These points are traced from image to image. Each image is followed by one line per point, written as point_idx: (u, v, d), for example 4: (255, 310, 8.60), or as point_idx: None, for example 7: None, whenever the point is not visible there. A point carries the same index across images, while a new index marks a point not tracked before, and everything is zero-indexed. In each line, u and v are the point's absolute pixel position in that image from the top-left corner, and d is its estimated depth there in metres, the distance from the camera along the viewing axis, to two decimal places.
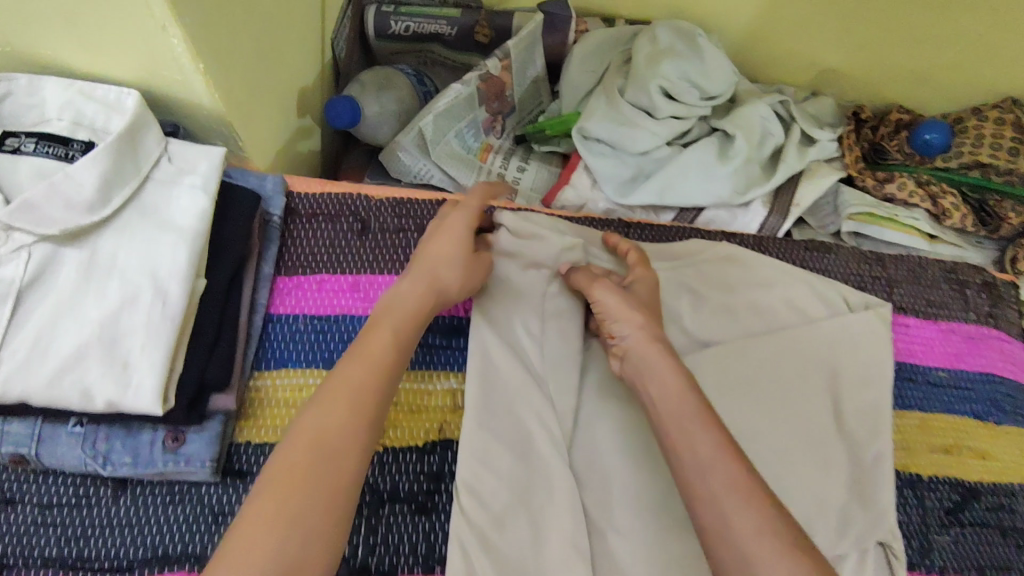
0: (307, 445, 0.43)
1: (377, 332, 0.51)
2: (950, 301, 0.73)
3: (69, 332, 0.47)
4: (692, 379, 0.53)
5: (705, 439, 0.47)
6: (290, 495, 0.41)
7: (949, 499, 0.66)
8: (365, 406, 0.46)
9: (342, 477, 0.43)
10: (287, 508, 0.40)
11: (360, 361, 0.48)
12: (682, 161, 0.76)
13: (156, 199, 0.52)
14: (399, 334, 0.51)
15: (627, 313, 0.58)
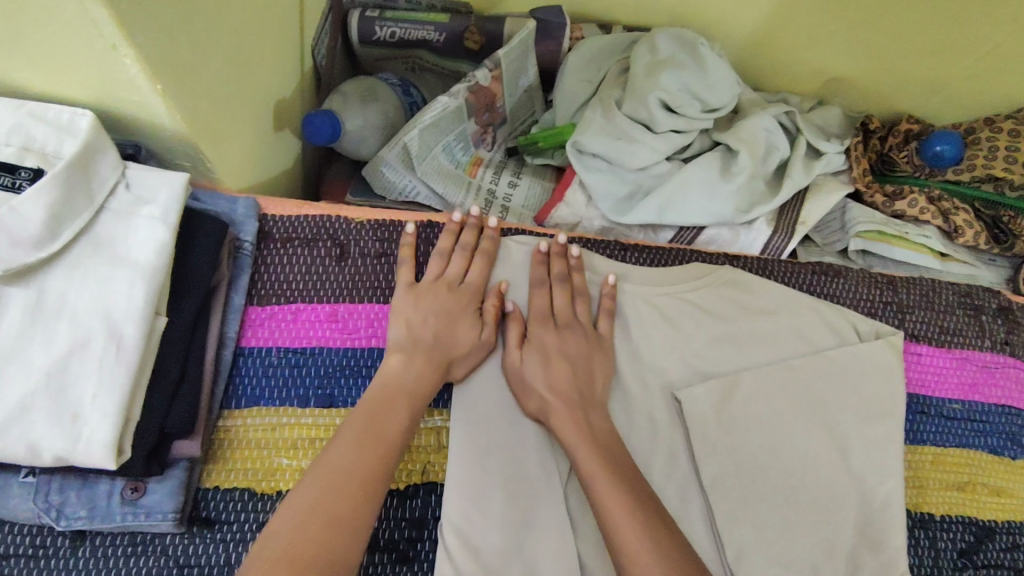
0: (331, 483, 0.46)
1: (393, 408, 0.52)
2: (965, 327, 0.69)
3: (14, 380, 0.43)
4: (575, 403, 0.55)
5: (606, 482, 0.50)
6: (323, 526, 0.44)
7: (962, 539, 0.63)
8: (376, 483, 0.48)
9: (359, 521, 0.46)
10: (321, 531, 0.44)
11: (373, 446, 0.49)
12: (682, 178, 0.72)
13: (111, 232, 0.48)
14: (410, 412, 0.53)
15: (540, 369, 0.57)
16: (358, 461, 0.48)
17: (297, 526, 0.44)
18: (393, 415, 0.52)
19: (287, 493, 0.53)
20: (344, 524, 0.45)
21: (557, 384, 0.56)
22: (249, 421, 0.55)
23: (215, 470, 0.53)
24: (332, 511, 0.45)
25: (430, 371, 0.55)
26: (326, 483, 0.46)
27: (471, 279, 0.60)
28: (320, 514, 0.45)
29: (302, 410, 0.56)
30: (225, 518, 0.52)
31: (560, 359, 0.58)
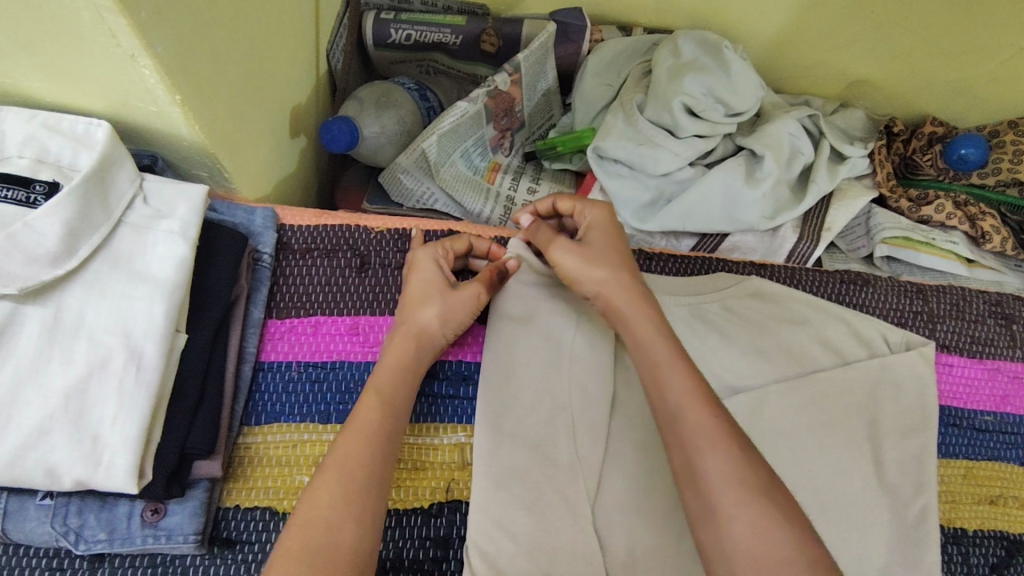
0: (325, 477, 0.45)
1: (363, 402, 0.49)
2: (996, 337, 0.67)
3: (30, 402, 0.42)
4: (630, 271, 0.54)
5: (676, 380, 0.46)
6: (306, 524, 0.42)
7: (995, 555, 0.61)
8: (349, 484, 0.45)
9: (338, 530, 0.43)
10: (305, 525, 0.42)
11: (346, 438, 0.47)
12: (706, 184, 0.71)
13: (129, 247, 0.46)
14: (384, 400, 0.49)
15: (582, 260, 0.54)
16: (368, 415, 0.48)
17: (326, 474, 0.45)
18: (363, 410, 0.49)
19: None
20: (365, 467, 0.46)
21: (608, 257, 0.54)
22: (270, 438, 0.54)
23: (235, 488, 0.52)
24: (359, 455, 0.46)
25: (405, 347, 0.53)
26: (345, 437, 0.47)
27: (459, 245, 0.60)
28: (345, 462, 0.45)
29: (324, 426, 0.54)
30: (245, 538, 0.51)
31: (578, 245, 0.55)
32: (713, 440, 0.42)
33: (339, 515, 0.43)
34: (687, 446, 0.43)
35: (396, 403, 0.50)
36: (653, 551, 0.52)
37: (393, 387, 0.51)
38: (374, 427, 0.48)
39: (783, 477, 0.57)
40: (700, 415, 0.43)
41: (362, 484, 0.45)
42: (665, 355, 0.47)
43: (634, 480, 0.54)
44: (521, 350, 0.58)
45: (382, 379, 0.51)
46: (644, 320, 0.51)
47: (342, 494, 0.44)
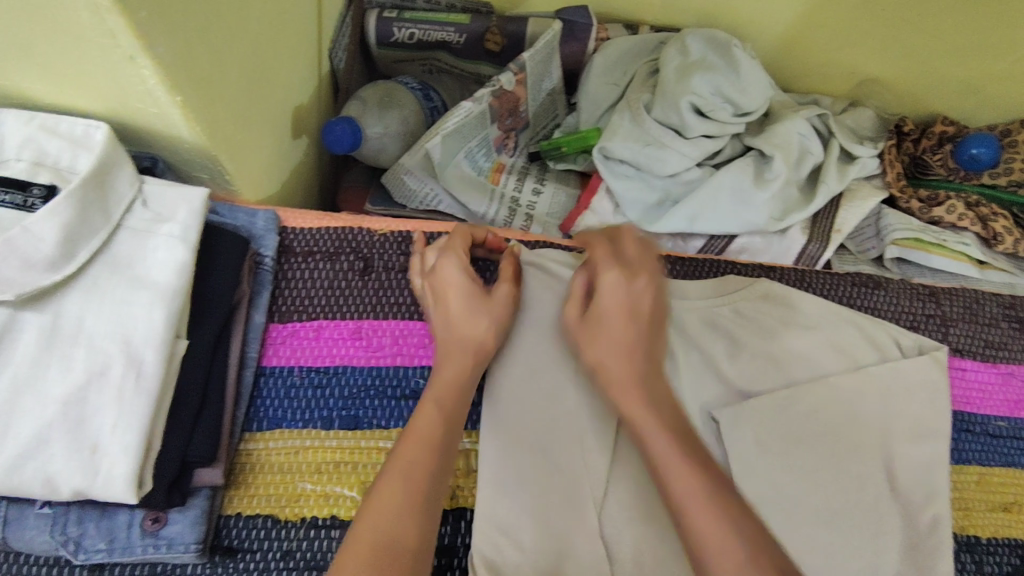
0: (396, 484, 0.45)
1: (423, 409, 0.50)
2: (1010, 341, 0.65)
3: (30, 411, 0.41)
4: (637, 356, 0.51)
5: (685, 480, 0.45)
6: (378, 535, 0.43)
7: (1009, 563, 0.59)
8: (417, 489, 0.46)
9: (406, 534, 0.44)
10: (378, 532, 0.43)
11: (412, 446, 0.47)
12: (714, 184, 0.70)
13: (128, 252, 0.45)
14: (444, 408, 0.50)
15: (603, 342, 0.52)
16: (426, 424, 0.49)
17: (389, 482, 0.45)
18: (426, 418, 0.49)
19: (312, 520, 0.51)
20: (425, 473, 0.46)
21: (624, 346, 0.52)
22: (272, 444, 0.53)
23: (237, 495, 0.51)
24: (422, 464, 0.47)
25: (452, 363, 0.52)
26: (409, 444, 0.48)
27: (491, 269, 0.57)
28: (409, 470, 0.46)
29: (327, 433, 0.54)
30: (247, 546, 0.50)
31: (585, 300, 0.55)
32: (719, 537, 0.42)
33: (407, 517, 0.44)
34: (695, 544, 0.43)
35: (455, 412, 0.51)
36: (660, 560, 0.51)
37: (451, 394, 0.51)
38: (435, 434, 0.49)
39: (791, 483, 0.57)
40: (705, 512, 0.43)
41: (426, 491, 0.46)
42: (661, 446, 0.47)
43: (641, 487, 0.53)
44: (528, 356, 0.57)
45: (440, 387, 0.51)
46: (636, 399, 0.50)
47: (406, 501, 0.45)
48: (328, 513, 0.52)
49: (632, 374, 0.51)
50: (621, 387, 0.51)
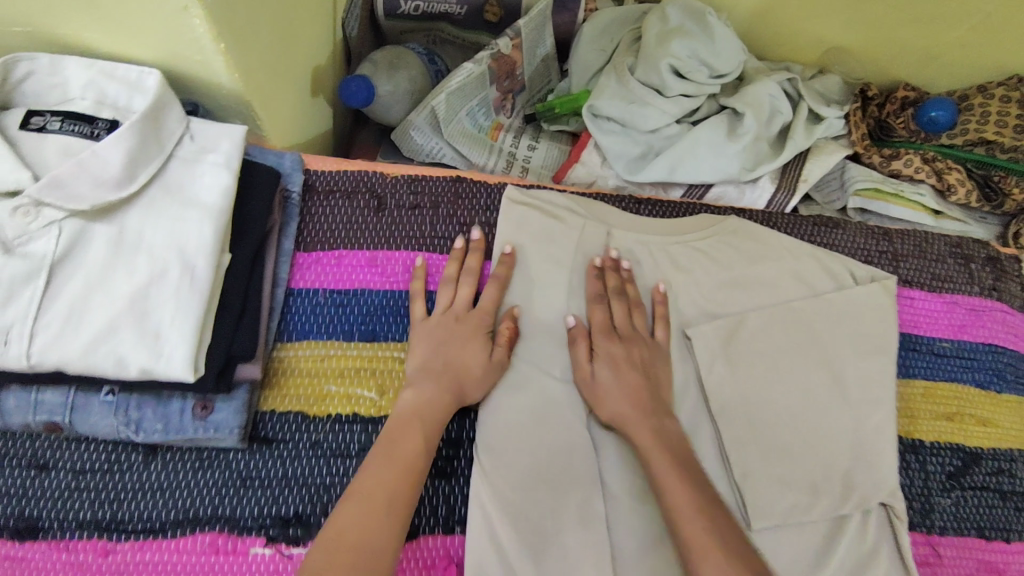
0: (368, 493, 0.50)
1: (403, 429, 0.55)
2: (955, 274, 0.73)
3: (101, 304, 0.48)
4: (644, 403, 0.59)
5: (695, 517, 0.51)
6: (352, 547, 0.47)
7: (951, 463, 0.67)
8: (385, 499, 0.50)
9: (375, 541, 0.48)
10: (352, 541, 0.47)
11: (388, 462, 0.52)
12: (691, 138, 0.77)
13: (180, 177, 0.53)
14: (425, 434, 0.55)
15: (617, 397, 0.59)
16: (410, 446, 0.54)
17: (368, 493, 0.50)
18: (407, 437, 0.54)
19: (337, 416, 0.59)
20: (397, 482, 0.51)
21: (632, 395, 0.59)
22: (300, 352, 0.61)
23: (270, 394, 0.59)
24: (395, 478, 0.51)
25: (443, 394, 0.57)
26: (383, 460, 0.52)
27: (483, 301, 0.62)
28: (378, 483, 0.51)
29: (349, 344, 0.62)
30: (280, 437, 0.58)
31: (628, 366, 0.60)
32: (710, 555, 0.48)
33: (377, 521, 0.49)
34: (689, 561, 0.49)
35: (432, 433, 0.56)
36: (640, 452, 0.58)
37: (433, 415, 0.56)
38: (413, 453, 0.53)
39: (754, 390, 0.65)
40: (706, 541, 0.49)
41: (395, 501, 0.50)
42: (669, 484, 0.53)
43: None
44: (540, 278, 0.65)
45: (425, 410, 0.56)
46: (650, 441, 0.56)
47: (375, 510, 0.49)
48: (350, 410, 0.60)
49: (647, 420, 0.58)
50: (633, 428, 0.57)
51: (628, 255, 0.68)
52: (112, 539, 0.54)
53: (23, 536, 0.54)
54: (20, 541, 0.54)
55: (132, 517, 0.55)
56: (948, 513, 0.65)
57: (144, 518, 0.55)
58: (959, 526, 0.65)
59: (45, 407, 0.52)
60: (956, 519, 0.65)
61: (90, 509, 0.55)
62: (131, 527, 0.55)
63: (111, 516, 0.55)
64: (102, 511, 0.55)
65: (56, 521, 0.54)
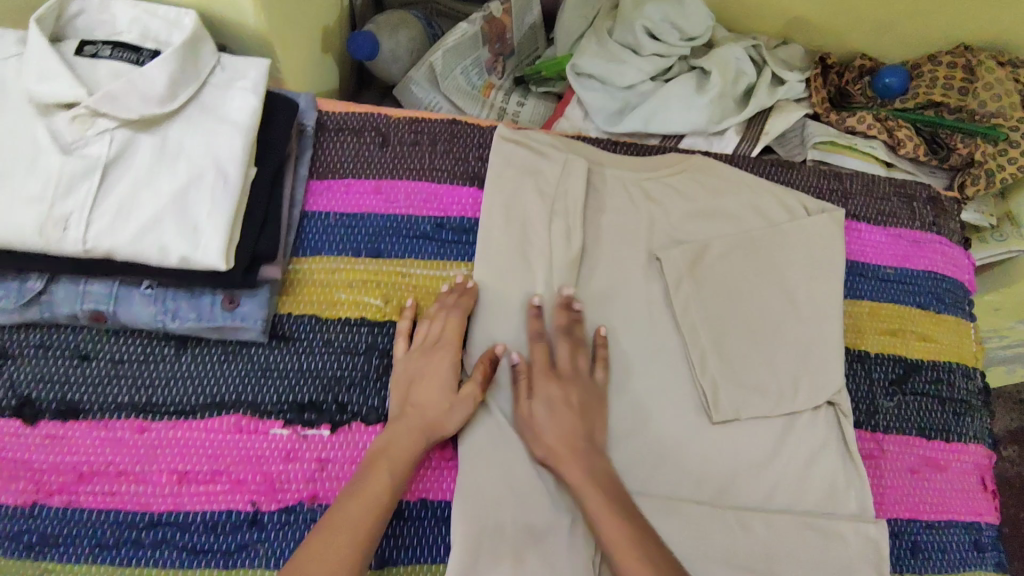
0: (333, 530, 0.54)
1: (375, 470, 0.58)
2: (899, 211, 0.82)
3: (147, 199, 0.56)
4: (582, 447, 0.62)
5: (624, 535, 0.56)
6: None
7: (893, 372, 0.75)
8: (351, 535, 0.54)
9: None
10: None
11: (358, 501, 0.56)
12: (664, 93, 0.86)
13: (214, 100, 0.61)
14: (395, 473, 0.58)
15: (540, 433, 0.62)
16: (376, 484, 0.57)
17: (328, 531, 0.54)
18: (377, 477, 0.58)
19: (346, 319, 0.67)
20: (360, 534, 0.54)
21: (565, 435, 0.62)
22: (314, 265, 0.69)
23: (287, 300, 0.67)
24: (359, 522, 0.55)
25: (411, 431, 0.61)
26: (354, 501, 0.56)
27: (443, 334, 0.66)
28: (345, 524, 0.55)
29: (356, 259, 0.69)
30: (297, 335, 0.66)
31: (565, 407, 0.63)
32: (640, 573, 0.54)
33: (334, 557, 0.52)
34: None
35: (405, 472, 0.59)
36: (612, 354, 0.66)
37: (405, 458, 0.59)
38: (379, 499, 0.57)
39: (716, 306, 0.73)
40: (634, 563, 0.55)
41: (360, 540, 0.54)
42: (595, 505, 0.58)
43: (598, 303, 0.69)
44: (523, 205, 0.73)
45: (395, 451, 0.60)
46: (577, 472, 0.60)
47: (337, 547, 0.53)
48: (358, 315, 0.67)
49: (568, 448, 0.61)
50: (566, 463, 0.61)
51: (604, 188, 0.76)
52: (147, 418, 0.61)
53: (65, 416, 0.60)
54: (63, 420, 0.60)
55: (166, 400, 0.62)
56: (891, 414, 0.73)
57: (176, 401, 0.62)
58: (901, 425, 0.72)
59: (92, 297, 0.59)
60: (899, 419, 0.72)
61: (129, 393, 0.62)
62: (165, 408, 0.62)
63: (147, 399, 0.62)
64: (140, 395, 0.62)
65: (97, 403, 0.61)
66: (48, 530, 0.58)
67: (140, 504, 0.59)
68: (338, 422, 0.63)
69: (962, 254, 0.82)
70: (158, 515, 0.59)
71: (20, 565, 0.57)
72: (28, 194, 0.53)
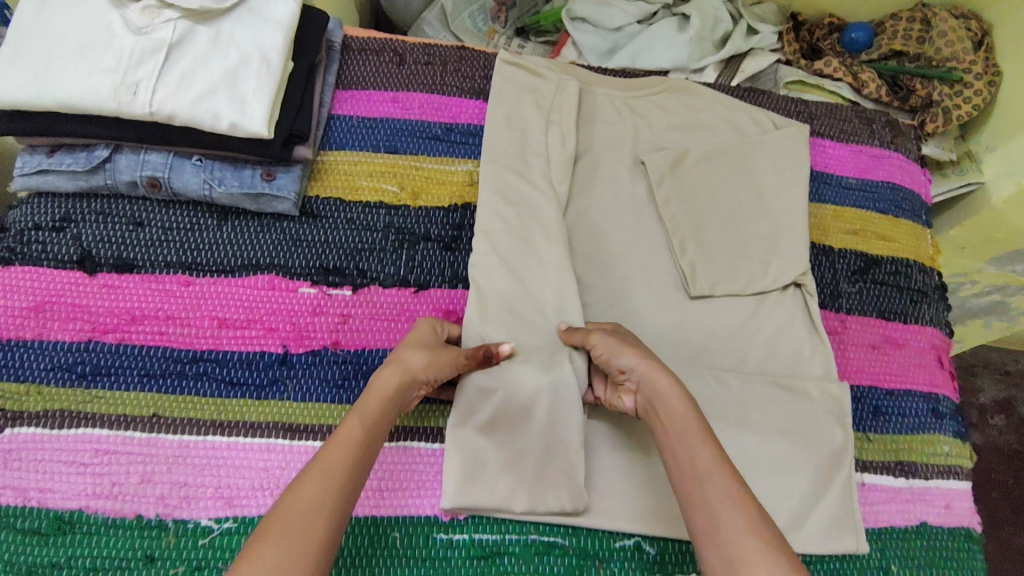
0: (310, 477, 0.53)
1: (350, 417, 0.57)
2: (859, 132, 0.91)
3: (204, 76, 0.66)
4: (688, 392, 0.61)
5: (706, 458, 0.56)
6: (281, 531, 0.49)
7: (855, 264, 0.83)
8: (331, 481, 0.53)
9: (312, 523, 0.50)
10: (287, 520, 0.50)
11: (332, 445, 0.55)
12: (649, 33, 0.97)
13: (259, 2, 0.71)
14: (366, 417, 0.58)
15: (631, 350, 0.64)
16: (352, 430, 0.56)
17: (306, 476, 0.53)
18: (350, 423, 0.57)
19: (366, 203, 0.76)
20: (338, 480, 0.53)
21: (653, 370, 0.62)
22: (339, 158, 0.78)
23: (315, 185, 0.76)
24: (336, 465, 0.54)
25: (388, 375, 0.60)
26: (331, 444, 0.55)
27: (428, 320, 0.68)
28: (325, 470, 0.53)
29: (375, 154, 0.79)
30: (323, 213, 0.75)
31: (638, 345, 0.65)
32: (721, 497, 0.53)
33: (315, 500, 0.51)
34: (694, 494, 0.55)
35: (376, 420, 0.58)
36: None
37: (376, 411, 0.58)
38: (356, 441, 0.56)
39: (694, 201, 0.81)
40: (721, 479, 0.54)
41: (340, 483, 0.53)
42: (679, 440, 0.58)
43: None
44: (521, 114, 0.82)
45: (368, 405, 0.58)
46: (668, 402, 0.60)
47: (317, 491, 0.52)
48: (377, 199, 0.77)
49: (657, 367, 0.62)
50: (655, 388, 0.61)
51: (594, 102, 0.86)
52: (191, 274, 0.70)
53: (120, 269, 0.69)
54: (118, 273, 0.69)
55: (207, 260, 0.71)
56: (853, 298, 0.81)
57: (216, 261, 0.71)
58: (862, 308, 0.80)
59: (151, 165, 0.69)
60: (860, 303, 0.81)
61: (175, 254, 0.70)
62: (206, 267, 0.70)
63: (192, 259, 0.70)
64: (184, 256, 0.71)
65: (148, 261, 0.70)
66: (101, 362, 0.65)
67: (185, 343, 0.67)
68: (358, 284, 0.72)
69: (919, 170, 0.91)
70: (200, 352, 0.67)
71: (76, 390, 0.64)
72: (105, 66, 0.64)
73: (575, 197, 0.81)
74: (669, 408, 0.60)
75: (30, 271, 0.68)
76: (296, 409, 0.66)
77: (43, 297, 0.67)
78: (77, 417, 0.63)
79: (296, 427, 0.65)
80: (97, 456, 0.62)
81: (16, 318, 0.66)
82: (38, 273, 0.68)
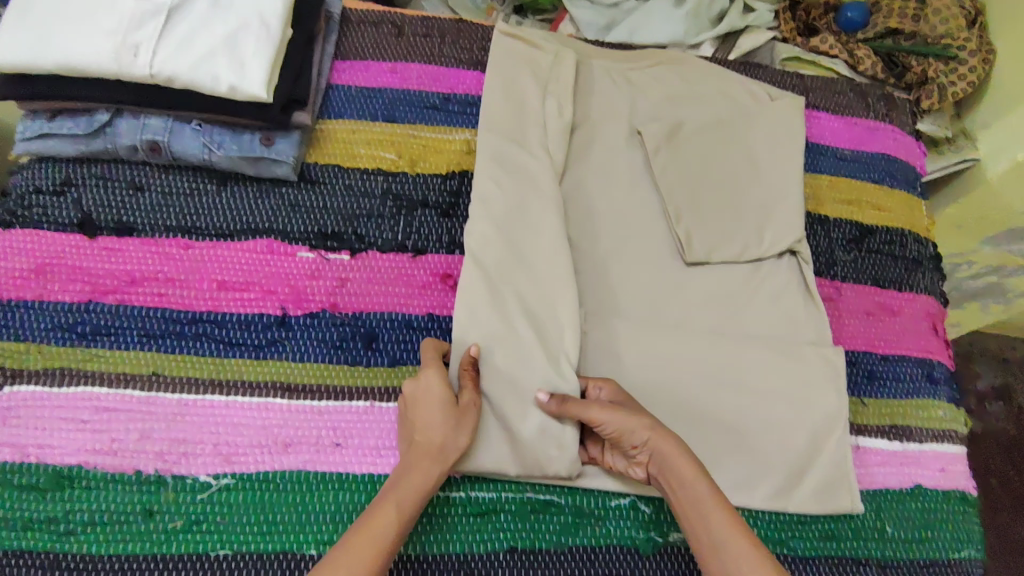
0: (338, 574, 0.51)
1: (383, 506, 0.56)
2: (854, 105, 0.92)
3: (203, 39, 0.67)
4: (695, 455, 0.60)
5: (722, 524, 0.56)
6: None
7: (850, 234, 0.83)
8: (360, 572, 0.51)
9: None
10: None
11: (357, 535, 0.54)
12: (646, 8, 0.99)
13: None
14: (401, 506, 0.56)
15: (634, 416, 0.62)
16: (385, 523, 0.55)
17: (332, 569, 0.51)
18: (382, 512, 0.55)
19: (364, 170, 0.77)
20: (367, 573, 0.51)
21: (657, 432, 0.61)
22: (337, 126, 0.79)
23: (313, 152, 0.77)
24: (363, 557, 0.52)
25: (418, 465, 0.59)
26: (360, 537, 0.53)
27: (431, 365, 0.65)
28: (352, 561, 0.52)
29: (373, 122, 0.80)
30: (321, 179, 0.75)
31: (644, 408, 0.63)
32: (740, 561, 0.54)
33: None
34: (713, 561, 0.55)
35: (411, 512, 0.57)
36: None
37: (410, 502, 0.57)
38: (386, 533, 0.54)
39: (690, 170, 0.82)
40: (739, 545, 0.54)
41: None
42: (689, 504, 0.58)
43: None
44: (519, 85, 0.82)
45: (402, 495, 0.57)
46: (674, 467, 0.60)
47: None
48: (374, 165, 0.77)
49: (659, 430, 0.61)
50: (661, 451, 0.60)
51: (592, 74, 0.86)
52: (190, 238, 0.70)
53: (120, 232, 0.69)
54: (118, 236, 0.69)
55: (206, 224, 0.71)
56: (848, 266, 0.81)
57: (216, 225, 0.71)
58: (856, 276, 0.81)
59: (151, 129, 0.70)
60: (855, 271, 0.81)
61: (175, 219, 0.71)
62: (205, 231, 0.71)
63: (191, 223, 0.71)
64: (184, 220, 0.71)
65: (148, 224, 0.70)
66: (101, 322, 0.66)
67: (184, 305, 0.68)
68: (356, 249, 0.72)
69: (914, 143, 0.92)
70: (199, 314, 0.67)
71: (76, 349, 0.65)
72: (107, 28, 0.65)
73: (572, 167, 0.81)
74: (675, 474, 0.59)
75: (31, 233, 0.68)
76: (294, 369, 0.67)
77: (44, 258, 0.68)
78: (77, 375, 0.64)
79: (295, 387, 0.66)
80: (96, 414, 0.63)
81: (16, 279, 0.67)
82: (38, 235, 0.68)
